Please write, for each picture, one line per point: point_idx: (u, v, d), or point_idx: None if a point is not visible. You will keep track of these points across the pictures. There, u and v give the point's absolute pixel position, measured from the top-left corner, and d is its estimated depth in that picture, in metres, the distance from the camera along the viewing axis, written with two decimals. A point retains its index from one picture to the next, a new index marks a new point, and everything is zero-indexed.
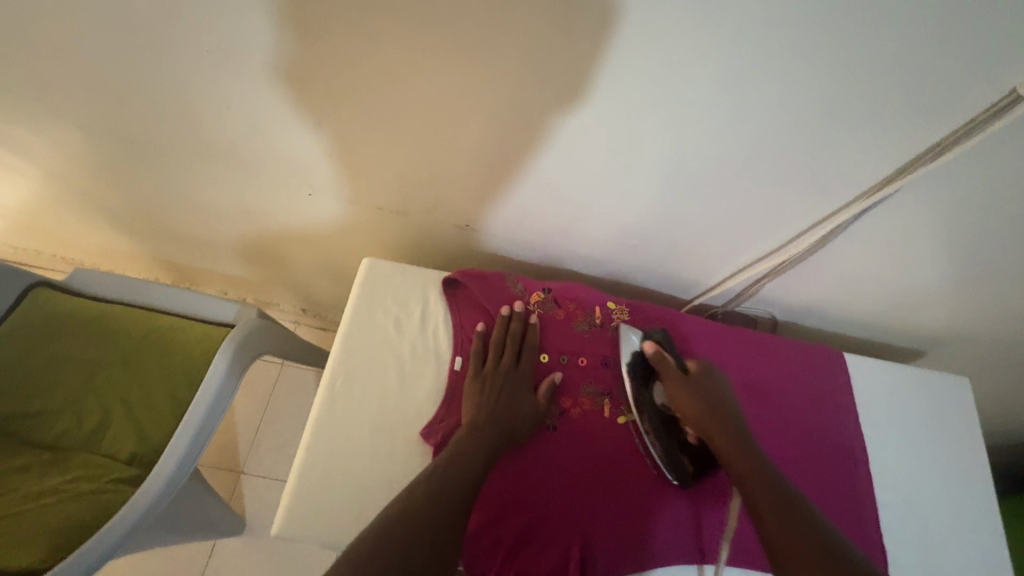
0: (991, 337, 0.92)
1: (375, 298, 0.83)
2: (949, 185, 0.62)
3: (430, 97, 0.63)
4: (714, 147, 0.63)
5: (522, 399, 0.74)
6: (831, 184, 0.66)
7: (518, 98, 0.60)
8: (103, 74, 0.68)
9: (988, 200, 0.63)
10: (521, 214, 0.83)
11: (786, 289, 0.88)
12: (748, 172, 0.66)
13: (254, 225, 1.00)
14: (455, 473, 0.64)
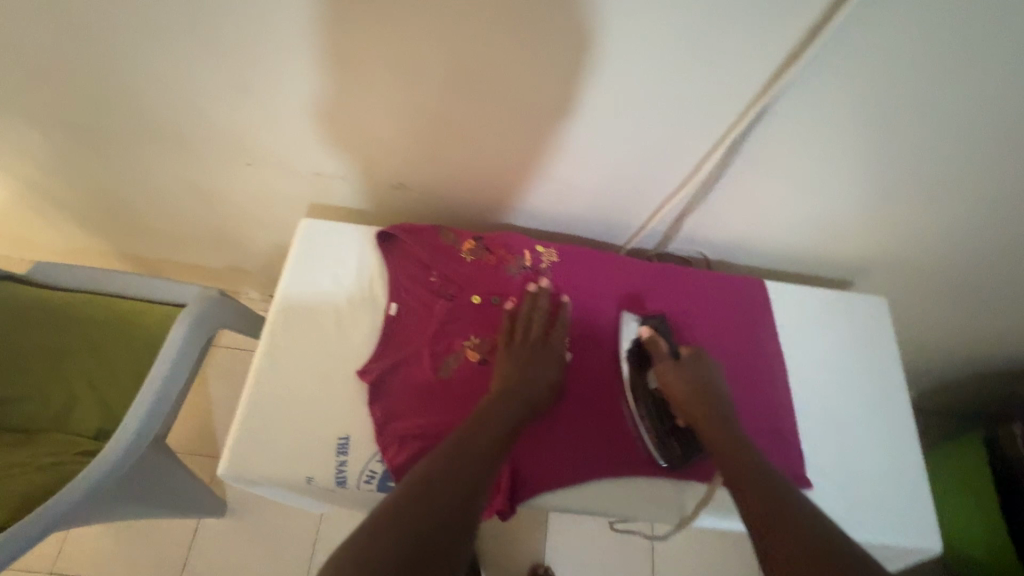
0: (925, 268, 0.87)
1: (313, 256, 0.72)
2: (857, 98, 0.58)
3: (337, 47, 0.59)
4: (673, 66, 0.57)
5: (547, 369, 0.65)
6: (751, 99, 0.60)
7: (420, 43, 0.57)
8: (17, 61, 0.67)
9: (906, 114, 0.59)
10: (432, 172, 0.78)
11: (712, 228, 0.81)
12: (690, 98, 0.60)
13: (202, 216, 0.99)
14: (474, 457, 0.52)
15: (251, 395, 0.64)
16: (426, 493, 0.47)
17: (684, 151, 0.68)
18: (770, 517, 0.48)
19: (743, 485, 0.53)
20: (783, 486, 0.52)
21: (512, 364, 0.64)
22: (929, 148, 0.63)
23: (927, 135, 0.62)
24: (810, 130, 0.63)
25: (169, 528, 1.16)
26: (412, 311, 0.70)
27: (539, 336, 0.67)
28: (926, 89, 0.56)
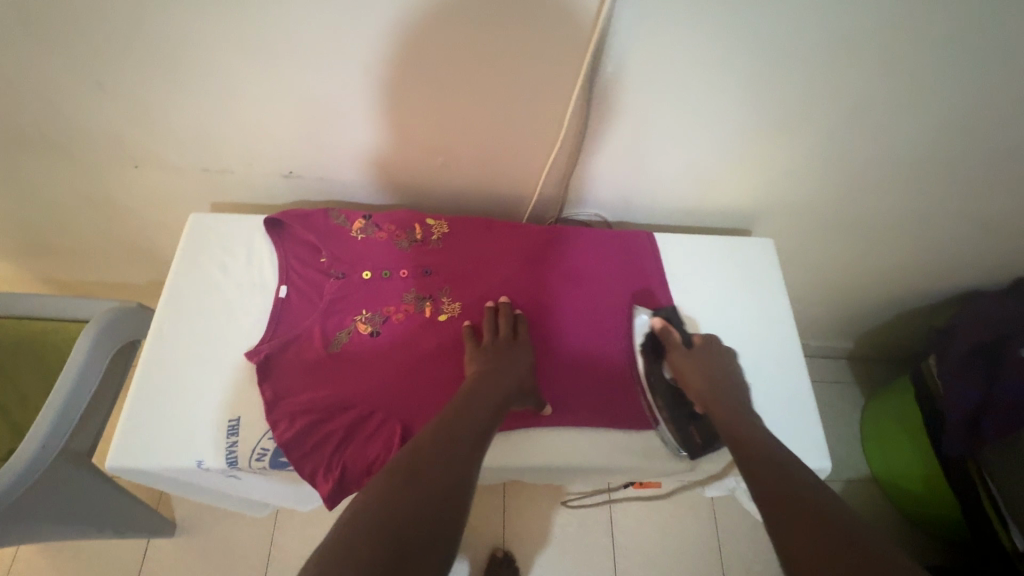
0: (809, 196, 0.91)
1: (201, 248, 0.73)
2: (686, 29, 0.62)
3: (182, 25, 0.61)
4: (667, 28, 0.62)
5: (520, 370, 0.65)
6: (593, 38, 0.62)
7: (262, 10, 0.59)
8: None
9: (733, 39, 0.63)
10: (319, 156, 0.80)
11: (597, 188, 0.86)
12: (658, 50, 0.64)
13: (103, 234, 0.98)
14: (446, 459, 0.51)
15: (139, 387, 0.64)
16: (405, 495, 0.47)
17: (552, 104, 0.71)
18: (783, 496, 0.50)
19: (755, 468, 0.54)
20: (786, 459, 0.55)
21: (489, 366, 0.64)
22: (760, 74, 0.68)
23: (761, 56, 0.66)
24: (654, 71, 0.67)
25: (114, 554, 1.13)
26: (303, 292, 0.71)
27: (518, 341, 0.68)
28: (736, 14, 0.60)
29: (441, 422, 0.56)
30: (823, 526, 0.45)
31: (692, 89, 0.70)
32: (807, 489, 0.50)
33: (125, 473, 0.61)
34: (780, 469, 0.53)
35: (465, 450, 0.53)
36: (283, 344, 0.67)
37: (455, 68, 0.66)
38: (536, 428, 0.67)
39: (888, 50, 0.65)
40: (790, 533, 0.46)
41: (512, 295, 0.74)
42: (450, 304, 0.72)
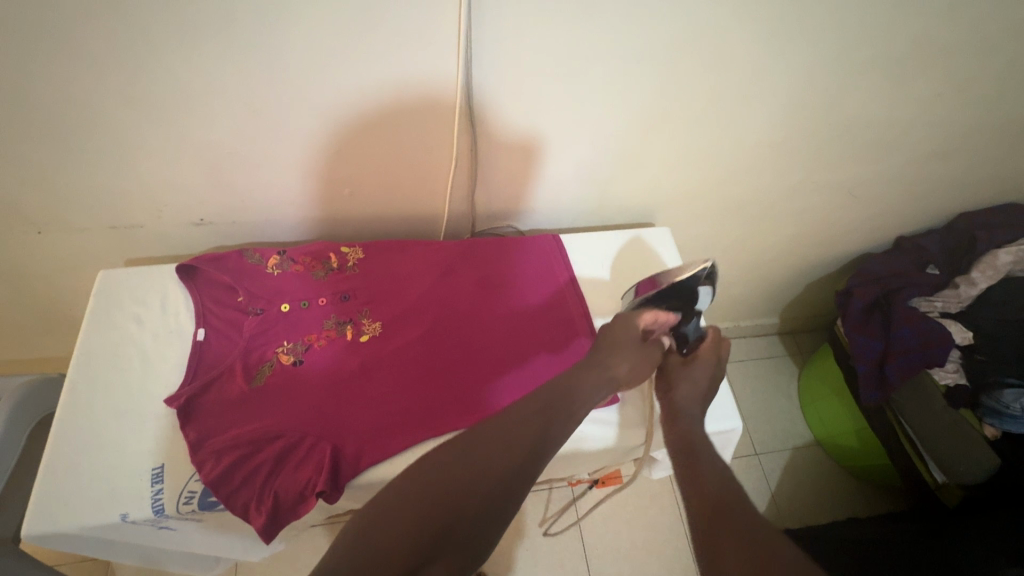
0: (697, 186, 1.01)
1: (111, 303, 0.73)
2: (545, 52, 0.70)
3: (67, 93, 0.64)
4: (534, 54, 0.70)
5: (622, 364, 0.63)
6: (465, 68, 0.70)
7: (148, 72, 0.63)
8: None
9: (588, 57, 0.72)
10: (226, 202, 0.82)
11: (505, 200, 0.92)
12: (533, 73, 0.72)
13: (10, 305, 0.95)
14: (522, 456, 0.49)
15: (55, 450, 0.63)
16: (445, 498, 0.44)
17: (442, 130, 0.78)
18: (715, 509, 0.45)
19: (702, 476, 0.49)
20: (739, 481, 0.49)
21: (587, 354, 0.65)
22: (623, 76, 0.76)
23: (616, 67, 0.74)
24: (528, 83, 0.74)
25: None
26: (221, 332, 0.72)
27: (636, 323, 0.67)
28: (585, 35, 0.69)
29: (519, 407, 0.53)
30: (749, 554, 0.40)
31: (567, 98, 0.77)
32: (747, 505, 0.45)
33: (43, 541, 0.59)
34: (724, 480, 0.48)
35: (535, 447, 0.50)
36: (207, 383, 0.67)
37: (345, 101, 0.71)
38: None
39: (720, 53, 0.76)
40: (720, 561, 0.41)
41: (430, 309, 0.77)
42: (370, 323, 0.75)
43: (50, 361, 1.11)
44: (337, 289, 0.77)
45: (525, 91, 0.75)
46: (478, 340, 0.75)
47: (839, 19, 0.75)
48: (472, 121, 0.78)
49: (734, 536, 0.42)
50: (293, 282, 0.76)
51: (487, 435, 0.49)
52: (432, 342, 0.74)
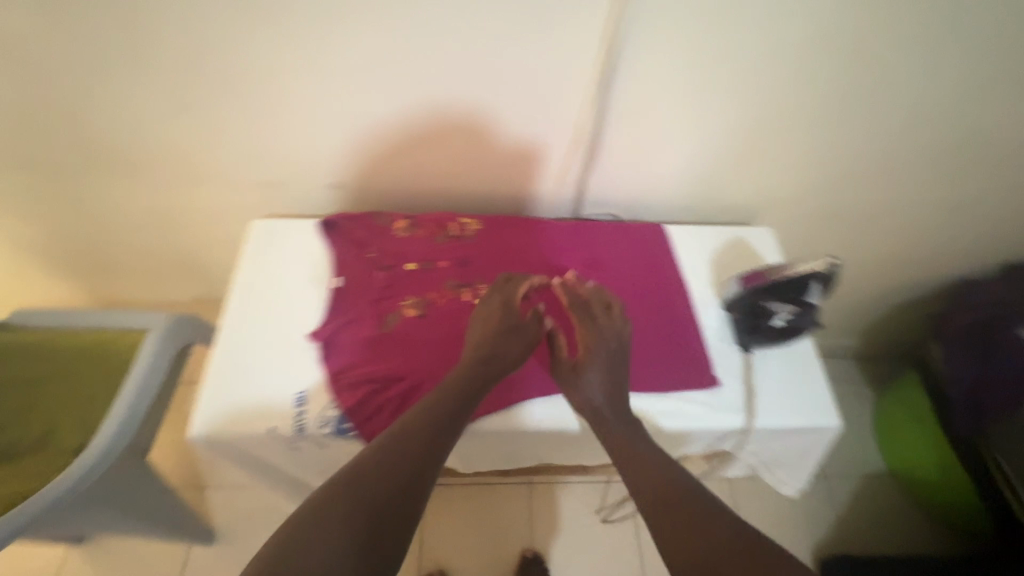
0: (800, 192, 1.01)
1: (263, 247, 0.83)
2: (673, 39, 0.75)
3: (262, 48, 0.76)
4: (662, 40, 0.75)
5: (514, 347, 0.70)
6: (601, 50, 0.76)
7: (329, 34, 0.74)
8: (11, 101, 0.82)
9: (712, 47, 0.76)
10: (362, 161, 0.92)
11: (612, 186, 0.97)
12: (658, 61, 0.78)
13: (167, 239, 1.10)
14: (418, 456, 0.56)
15: (218, 362, 0.73)
16: (358, 506, 0.51)
17: (563, 111, 0.84)
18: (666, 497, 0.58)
19: (639, 472, 0.61)
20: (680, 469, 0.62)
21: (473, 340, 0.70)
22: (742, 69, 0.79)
23: (738, 60, 0.78)
24: (654, 70, 0.79)
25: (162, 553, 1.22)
26: (354, 282, 0.79)
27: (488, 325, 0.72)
28: (713, 24, 0.74)
29: (412, 417, 0.60)
30: (691, 530, 0.54)
31: (690, 86, 0.81)
32: (686, 487, 0.59)
33: (206, 438, 0.69)
34: (668, 474, 0.61)
35: (433, 444, 0.58)
36: (344, 324, 0.76)
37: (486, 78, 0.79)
38: (538, 399, 0.75)
39: (843, 52, 0.78)
40: (681, 535, 0.54)
41: (539, 280, 0.82)
42: (486, 290, 0.80)
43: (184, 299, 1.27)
44: (456, 254, 0.83)
45: (648, 77, 0.80)
46: None
47: (969, 22, 0.75)
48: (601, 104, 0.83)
49: (677, 518, 0.55)
50: (418, 244, 0.83)
51: (385, 451, 0.56)
52: None
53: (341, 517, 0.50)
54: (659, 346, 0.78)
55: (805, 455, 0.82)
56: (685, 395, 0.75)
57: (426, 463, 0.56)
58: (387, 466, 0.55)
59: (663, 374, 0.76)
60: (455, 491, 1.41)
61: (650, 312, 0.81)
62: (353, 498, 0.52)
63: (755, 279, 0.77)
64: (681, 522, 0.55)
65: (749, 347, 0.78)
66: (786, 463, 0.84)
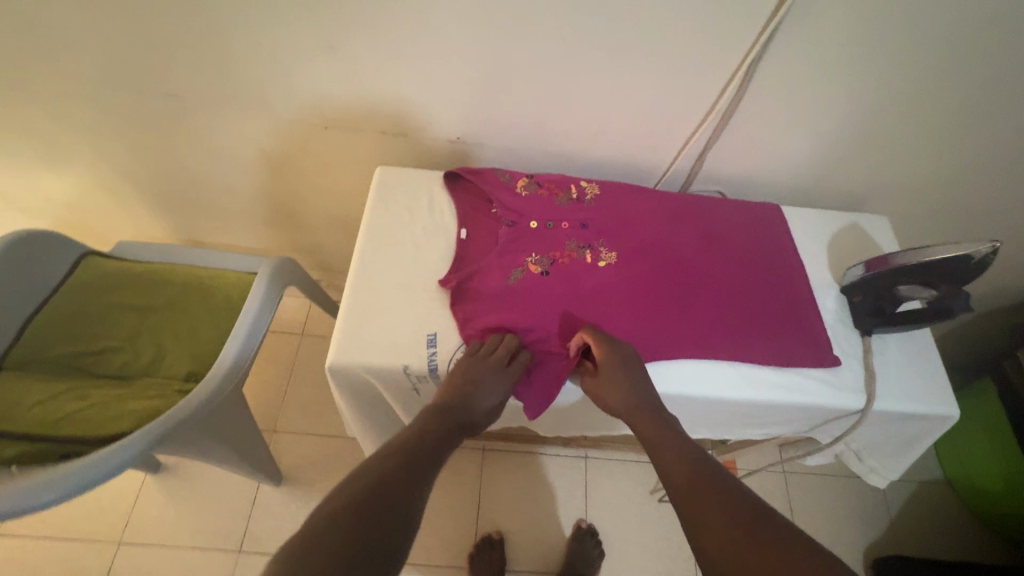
0: (914, 186, 0.99)
1: (390, 193, 0.85)
2: (836, 24, 0.73)
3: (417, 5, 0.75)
4: (826, 23, 0.73)
5: (488, 398, 0.67)
6: (763, 27, 0.74)
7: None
8: (154, 37, 0.83)
9: (874, 34, 0.74)
10: (484, 120, 0.93)
11: (726, 163, 0.97)
12: (815, 43, 0.76)
13: (270, 184, 1.12)
14: (417, 459, 0.58)
15: (352, 300, 0.75)
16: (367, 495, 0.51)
17: (701, 87, 0.83)
18: (697, 487, 0.57)
19: (668, 466, 0.60)
20: (706, 458, 0.61)
21: (453, 381, 0.68)
22: (904, 54, 0.76)
23: (896, 50, 0.76)
24: (813, 49, 0.77)
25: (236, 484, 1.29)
26: (479, 235, 0.81)
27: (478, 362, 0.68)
28: (884, 11, 0.71)
29: (408, 430, 0.62)
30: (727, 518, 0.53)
31: (843, 68, 0.79)
32: (711, 474, 0.58)
33: (342, 371, 0.71)
34: (696, 463, 0.60)
35: (430, 451, 0.60)
36: (472, 275, 0.77)
37: (636, 45, 0.78)
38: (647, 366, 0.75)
39: (1010, 51, 0.75)
40: (713, 528, 0.53)
41: (659, 249, 0.82)
42: (607, 253, 0.81)
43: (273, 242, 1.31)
44: (577, 217, 0.84)
45: (798, 60, 0.78)
46: (702, 286, 0.79)
47: None
48: (746, 80, 0.82)
49: (713, 504, 0.55)
50: (540, 203, 0.84)
51: (386, 454, 0.57)
52: (662, 280, 0.79)
53: (350, 507, 0.49)
54: (779, 323, 0.78)
55: (912, 443, 0.82)
56: (805, 372, 0.76)
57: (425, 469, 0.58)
58: (391, 466, 0.56)
59: (786, 350, 0.76)
60: (513, 457, 1.43)
61: (769, 288, 0.81)
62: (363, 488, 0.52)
63: (881, 262, 0.73)
64: (716, 509, 0.54)
65: (871, 331, 0.77)
66: (882, 449, 0.85)
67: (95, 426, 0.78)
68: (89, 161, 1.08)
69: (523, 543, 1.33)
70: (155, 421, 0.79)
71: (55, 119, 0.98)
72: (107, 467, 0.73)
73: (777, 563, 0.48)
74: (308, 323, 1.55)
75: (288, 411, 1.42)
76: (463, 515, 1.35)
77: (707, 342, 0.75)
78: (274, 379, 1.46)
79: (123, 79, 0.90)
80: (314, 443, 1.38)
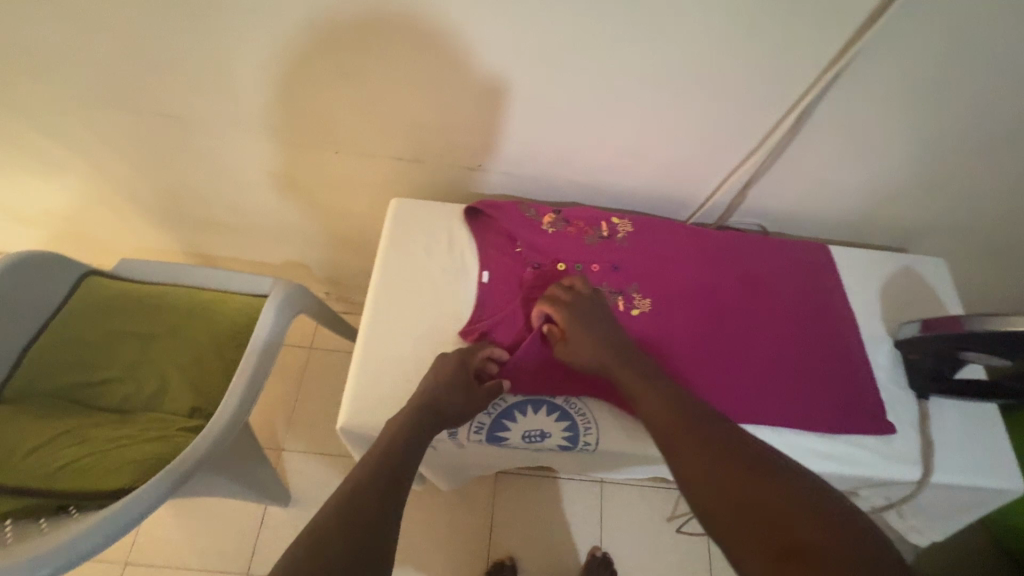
0: (972, 228, 0.91)
1: (407, 232, 0.79)
2: (909, 61, 0.66)
3: (443, 31, 0.68)
4: (897, 59, 0.66)
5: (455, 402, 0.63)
6: (830, 61, 0.67)
7: (523, 24, 0.66)
8: (158, 58, 0.76)
9: (950, 72, 0.67)
10: (509, 149, 0.86)
11: (768, 198, 0.90)
12: (882, 79, 0.68)
13: (279, 204, 1.06)
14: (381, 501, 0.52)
15: (366, 352, 0.70)
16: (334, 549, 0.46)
17: (750, 120, 0.76)
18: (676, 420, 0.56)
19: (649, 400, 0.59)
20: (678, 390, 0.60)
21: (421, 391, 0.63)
22: (985, 92, 0.69)
23: (972, 89, 0.69)
24: (882, 85, 0.69)
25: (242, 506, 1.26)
26: (502, 279, 0.75)
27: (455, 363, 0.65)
28: (967, 48, 0.64)
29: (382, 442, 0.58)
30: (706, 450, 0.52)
31: (912, 105, 0.71)
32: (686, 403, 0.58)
33: (354, 431, 0.66)
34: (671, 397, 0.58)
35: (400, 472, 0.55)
36: (495, 325, 0.71)
37: (682, 78, 0.71)
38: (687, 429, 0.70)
39: None
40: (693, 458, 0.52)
41: (697, 295, 0.76)
42: (640, 299, 0.75)
43: (282, 257, 1.26)
44: (608, 258, 0.77)
45: (861, 97, 0.71)
46: (744, 338, 0.73)
47: None
48: (801, 117, 0.75)
49: (691, 437, 0.53)
50: (569, 242, 0.78)
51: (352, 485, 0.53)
52: (700, 331, 0.73)
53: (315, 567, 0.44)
54: (828, 382, 0.71)
55: (964, 511, 0.76)
56: (857, 439, 0.70)
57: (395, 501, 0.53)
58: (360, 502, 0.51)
59: (836, 415, 0.70)
60: (526, 482, 1.39)
61: (817, 343, 0.74)
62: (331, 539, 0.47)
63: (947, 323, 0.67)
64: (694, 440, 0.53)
65: (926, 395, 0.72)
66: (929, 514, 0.79)
67: (94, 479, 0.74)
68: (90, 177, 1.03)
69: (534, 571, 1.29)
70: (159, 472, 0.74)
71: (55, 136, 0.92)
72: (88, 546, 0.66)
73: (755, 492, 0.48)
74: (317, 337, 1.51)
75: (295, 429, 1.38)
76: (474, 541, 1.31)
77: (751, 405, 0.69)
78: (281, 395, 1.42)
79: (125, 98, 0.84)
80: (321, 464, 1.34)
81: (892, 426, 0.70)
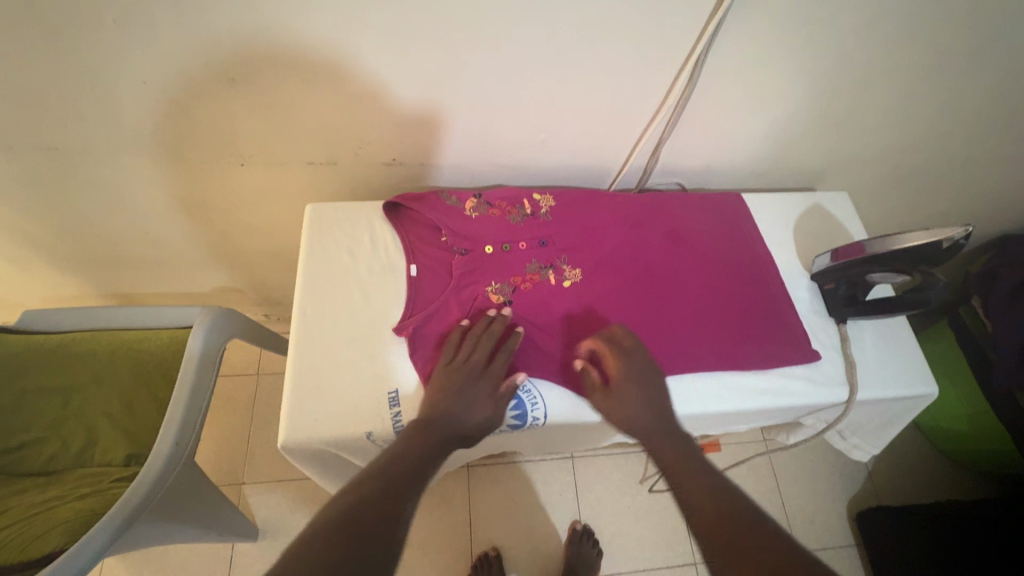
0: (866, 158, 0.98)
1: (327, 236, 0.77)
2: (780, 9, 0.69)
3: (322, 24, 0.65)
4: (768, 9, 0.68)
5: (481, 405, 0.62)
6: (708, 17, 0.69)
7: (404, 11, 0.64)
8: (18, 90, 0.70)
9: (818, 16, 0.70)
10: (420, 140, 0.85)
11: (680, 157, 0.93)
12: (760, 30, 0.71)
13: (192, 229, 1.01)
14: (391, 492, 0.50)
15: (299, 365, 0.67)
16: (369, 501, 0.48)
17: (648, 83, 0.78)
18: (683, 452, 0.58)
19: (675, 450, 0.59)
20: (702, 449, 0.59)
21: (443, 388, 0.62)
22: (855, 30, 0.73)
23: (840, 29, 0.73)
24: (763, 35, 0.72)
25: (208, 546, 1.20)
26: (431, 270, 0.74)
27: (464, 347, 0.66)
28: None
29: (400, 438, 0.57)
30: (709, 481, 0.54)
31: (794, 50, 0.75)
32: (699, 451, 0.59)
33: (298, 447, 0.64)
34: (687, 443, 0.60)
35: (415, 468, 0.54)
36: (429, 316, 0.70)
37: (576, 48, 0.71)
38: None
39: (956, 16, 0.72)
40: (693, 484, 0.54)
41: (626, 258, 0.77)
42: (571, 271, 0.75)
43: (209, 284, 1.19)
44: (534, 233, 0.78)
45: (745, 48, 0.74)
46: (674, 292, 0.75)
47: None
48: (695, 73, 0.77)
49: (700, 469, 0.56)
50: (494, 224, 0.78)
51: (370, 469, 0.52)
52: (633, 291, 0.75)
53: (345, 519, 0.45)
54: (755, 323, 0.75)
55: (893, 420, 0.81)
56: (789, 372, 0.74)
57: (415, 484, 0.53)
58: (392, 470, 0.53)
59: (767, 353, 0.73)
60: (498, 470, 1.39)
61: (741, 288, 0.77)
62: (366, 497, 0.48)
63: (854, 249, 0.71)
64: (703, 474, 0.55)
65: (845, 319, 0.76)
66: (863, 429, 0.84)
67: (17, 548, 0.69)
68: None
69: (520, 556, 1.29)
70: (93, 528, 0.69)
71: None
72: None
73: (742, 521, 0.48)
74: (263, 361, 1.45)
75: (253, 460, 1.32)
76: (456, 538, 1.30)
77: (688, 354, 0.71)
78: (233, 428, 1.36)
79: None
80: (287, 490, 1.29)
81: (818, 355, 0.74)
